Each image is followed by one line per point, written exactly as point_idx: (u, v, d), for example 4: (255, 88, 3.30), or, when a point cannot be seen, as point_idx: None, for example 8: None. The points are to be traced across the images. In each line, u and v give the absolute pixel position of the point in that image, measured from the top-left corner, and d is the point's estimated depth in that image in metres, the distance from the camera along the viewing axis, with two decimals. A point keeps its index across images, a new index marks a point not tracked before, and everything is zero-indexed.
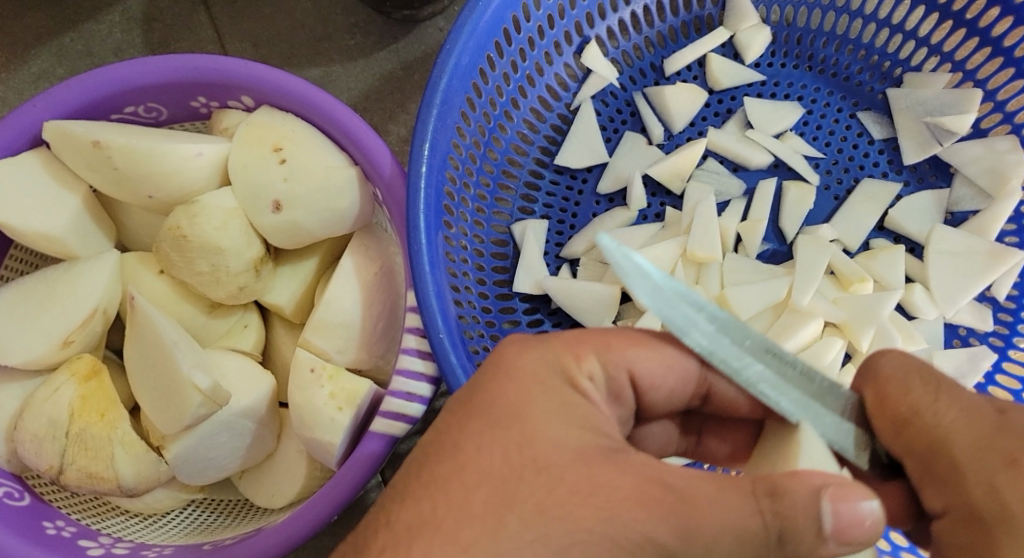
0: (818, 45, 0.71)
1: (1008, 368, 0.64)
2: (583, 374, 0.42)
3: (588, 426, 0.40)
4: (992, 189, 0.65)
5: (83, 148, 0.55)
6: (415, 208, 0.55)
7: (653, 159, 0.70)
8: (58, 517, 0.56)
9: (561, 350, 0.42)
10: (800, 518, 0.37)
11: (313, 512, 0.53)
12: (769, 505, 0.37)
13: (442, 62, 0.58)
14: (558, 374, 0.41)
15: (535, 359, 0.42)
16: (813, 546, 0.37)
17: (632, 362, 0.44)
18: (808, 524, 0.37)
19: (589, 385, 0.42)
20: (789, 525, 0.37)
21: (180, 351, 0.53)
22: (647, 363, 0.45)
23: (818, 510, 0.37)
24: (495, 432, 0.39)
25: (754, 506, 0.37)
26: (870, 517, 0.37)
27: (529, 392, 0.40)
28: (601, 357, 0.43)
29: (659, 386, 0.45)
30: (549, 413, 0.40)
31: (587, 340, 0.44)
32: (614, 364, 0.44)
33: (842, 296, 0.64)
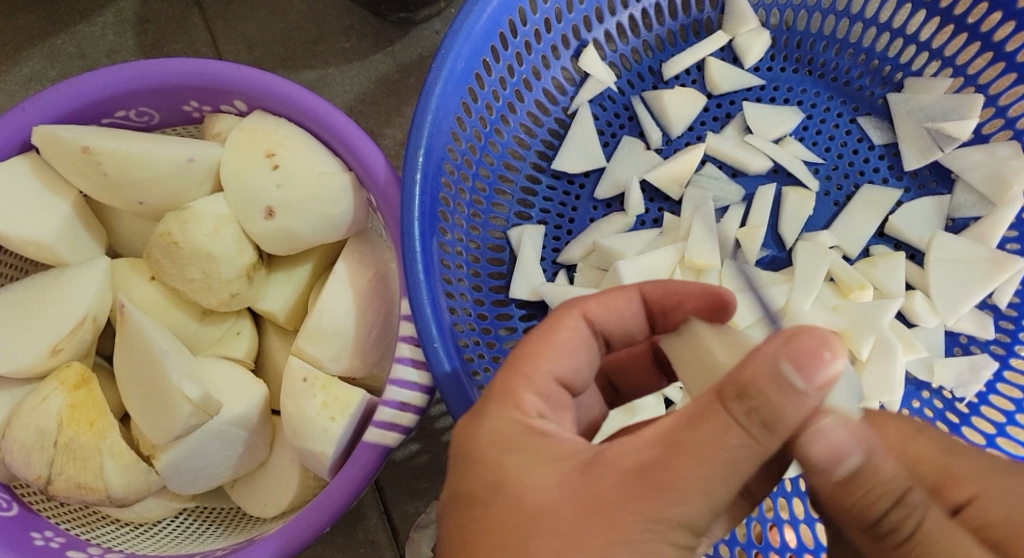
0: (818, 49, 0.70)
1: (1009, 376, 0.63)
2: (531, 414, 0.41)
3: (561, 456, 0.39)
4: (993, 196, 0.65)
5: (72, 154, 0.54)
6: (409, 215, 0.55)
7: (651, 164, 0.69)
8: (46, 528, 0.56)
9: (498, 410, 0.41)
10: (771, 397, 0.34)
11: (303, 526, 0.52)
12: (739, 406, 0.35)
13: (437, 67, 0.57)
14: (514, 428, 0.41)
15: (490, 426, 0.41)
16: (801, 410, 0.35)
17: (549, 369, 0.43)
18: (780, 397, 0.34)
19: (542, 422, 0.41)
20: (771, 411, 0.34)
21: (170, 360, 0.52)
22: (557, 363, 0.44)
23: (783, 380, 0.34)
24: (486, 510, 0.39)
25: (724, 418, 0.35)
26: (828, 352, 0.34)
27: (501, 449, 0.40)
28: (532, 390, 0.42)
29: (577, 368, 0.45)
30: (527, 465, 0.39)
31: (509, 387, 0.42)
32: (541, 384, 0.43)
33: (841, 304, 0.64)
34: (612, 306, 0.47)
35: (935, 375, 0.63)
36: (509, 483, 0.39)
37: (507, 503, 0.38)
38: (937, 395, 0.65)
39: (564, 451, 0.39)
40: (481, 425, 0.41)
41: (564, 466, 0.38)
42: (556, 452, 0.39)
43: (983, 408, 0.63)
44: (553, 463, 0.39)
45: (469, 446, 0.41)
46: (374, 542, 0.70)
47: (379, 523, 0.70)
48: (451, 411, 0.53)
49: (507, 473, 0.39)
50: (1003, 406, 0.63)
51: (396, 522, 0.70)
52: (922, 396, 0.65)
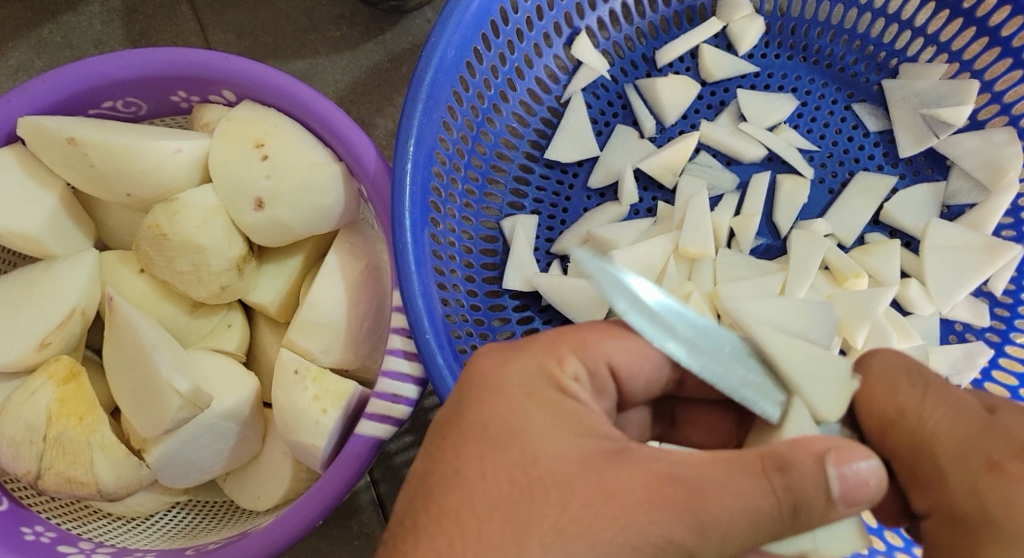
0: (812, 35, 0.70)
1: (1005, 364, 0.63)
2: (568, 375, 0.41)
3: (587, 432, 0.39)
4: (989, 182, 0.64)
5: (58, 146, 0.54)
6: (400, 206, 0.54)
7: (645, 152, 0.69)
8: (37, 522, 0.55)
9: (539, 355, 0.41)
10: (808, 486, 0.36)
11: (299, 515, 0.52)
12: (779, 479, 0.36)
13: (427, 56, 0.57)
14: (544, 382, 0.40)
15: (518, 370, 0.40)
16: (826, 515, 0.37)
17: (610, 355, 0.43)
18: (817, 494, 0.36)
19: (576, 387, 0.41)
20: (804, 498, 0.36)
21: (159, 353, 0.52)
22: (623, 355, 0.43)
23: (824, 478, 0.36)
24: (496, 452, 0.38)
25: (763, 485, 0.36)
26: (873, 478, 0.37)
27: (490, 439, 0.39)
28: (580, 358, 0.42)
29: (638, 373, 0.44)
30: (549, 424, 0.39)
31: (563, 340, 0.42)
32: (592, 361, 0.43)
33: (837, 292, 0.63)
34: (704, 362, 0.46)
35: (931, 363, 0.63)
36: (527, 434, 0.39)
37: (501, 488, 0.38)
38: None
39: (595, 429, 0.39)
40: (507, 368, 0.41)
41: (559, 454, 0.38)
42: (583, 427, 0.39)
43: None
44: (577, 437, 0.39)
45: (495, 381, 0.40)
46: (369, 535, 0.69)
47: (374, 516, 0.70)
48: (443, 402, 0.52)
49: (528, 426, 0.39)
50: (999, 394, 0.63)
51: (390, 515, 0.69)
52: None
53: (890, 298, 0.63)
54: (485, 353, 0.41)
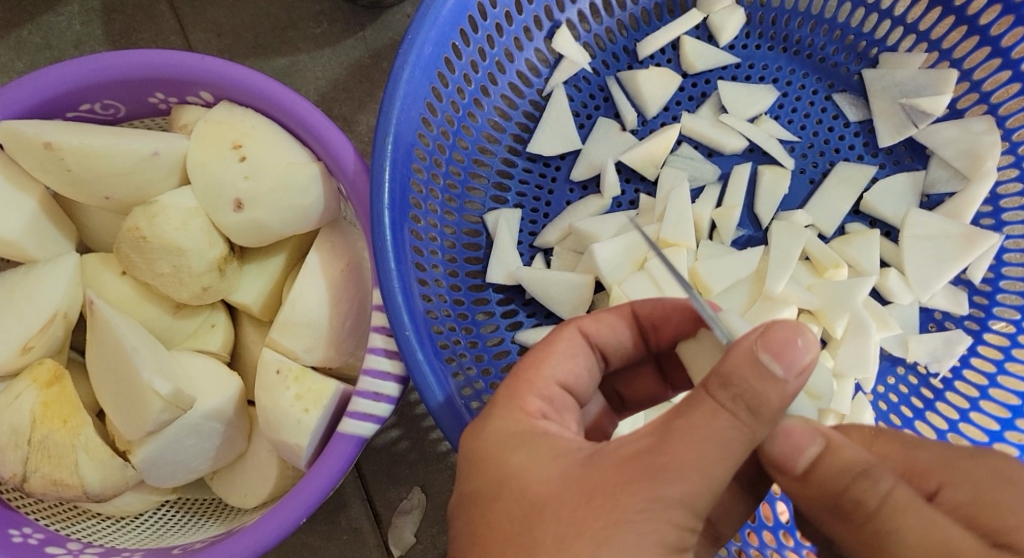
0: (793, 26, 0.69)
1: (984, 351, 0.64)
2: (535, 414, 0.43)
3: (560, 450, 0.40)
4: (968, 170, 0.65)
5: (35, 150, 0.54)
6: (379, 204, 0.54)
7: (626, 145, 0.69)
8: (25, 524, 0.56)
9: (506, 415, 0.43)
10: (753, 384, 0.36)
11: (285, 514, 0.52)
12: (724, 393, 0.37)
13: (404, 53, 0.57)
14: (517, 427, 0.42)
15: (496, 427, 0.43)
16: (783, 394, 0.37)
17: (553, 374, 0.45)
18: (762, 383, 0.36)
19: (546, 422, 0.43)
20: (752, 394, 0.36)
21: (140, 356, 0.52)
22: (561, 368, 0.45)
23: (761, 366, 0.36)
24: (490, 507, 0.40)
25: (710, 403, 0.37)
26: (799, 339, 0.36)
27: (492, 457, 0.42)
28: (536, 394, 0.44)
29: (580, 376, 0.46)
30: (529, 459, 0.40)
31: (511, 391, 0.44)
32: (544, 388, 0.45)
33: (817, 282, 0.64)
34: (608, 323, 0.49)
35: (910, 351, 0.64)
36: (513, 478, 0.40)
37: (498, 500, 0.40)
38: (912, 371, 0.65)
39: (565, 447, 0.40)
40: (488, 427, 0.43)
41: None
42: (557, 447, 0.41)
43: (957, 384, 0.64)
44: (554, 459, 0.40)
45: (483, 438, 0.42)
46: (357, 529, 0.70)
47: (360, 510, 0.70)
48: (424, 398, 0.53)
49: (512, 469, 0.41)
50: (977, 380, 0.63)
51: (377, 508, 0.70)
52: (898, 373, 0.65)
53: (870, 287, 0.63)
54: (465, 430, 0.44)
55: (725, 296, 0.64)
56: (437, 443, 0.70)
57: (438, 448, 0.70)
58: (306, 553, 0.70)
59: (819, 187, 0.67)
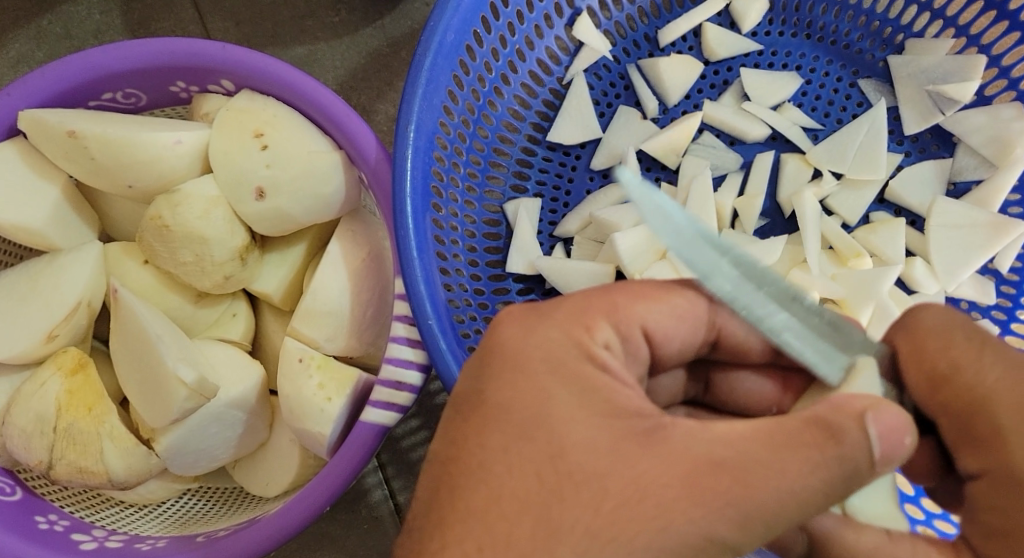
0: (817, 12, 0.68)
1: (1011, 341, 0.63)
2: (599, 343, 0.39)
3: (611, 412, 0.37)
4: (996, 158, 0.64)
5: (58, 138, 0.54)
6: (401, 191, 0.54)
7: (647, 134, 0.68)
8: (50, 511, 0.56)
9: (570, 328, 0.39)
10: (857, 448, 0.35)
11: (308, 501, 0.52)
12: (830, 447, 0.35)
13: (426, 41, 0.56)
14: (574, 351, 0.39)
15: (554, 339, 0.39)
16: (873, 471, 0.36)
17: (643, 318, 0.41)
18: (865, 452, 0.35)
19: (606, 355, 0.39)
20: (858, 461, 0.35)
21: (164, 344, 0.52)
22: (658, 316, 0.42)
23: (870, 437, 0.35)
24: (519, 444, 0.37)
25: (813, 456, 0.35)
26: (907, 435, 0.36)
27: (535, 385, 0.38)
28: (611, 321, 0.40)
29: (674, 336, 0.43)
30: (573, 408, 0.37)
31: (596, 305, 0.40)
32: (627, 325, 0.41)
33: (840, 271, 0.63)
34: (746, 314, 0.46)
35: None
36: (551, 421, 0.37)
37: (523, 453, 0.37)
38: None
39: (621, 407, 0.37)
40: (534, 337, 0.39)
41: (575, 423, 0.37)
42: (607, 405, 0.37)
43: None
44: (603, 417, 0.37)
45: (527, 358, 0.39)
46: (378, 518, 0.70)
47: (381, 499, 0.70)
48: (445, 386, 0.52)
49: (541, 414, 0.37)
50: None
51: (398, 497, 0.70)
52: None
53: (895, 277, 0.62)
54: (508, 322, 0.39)
55: None
56: None
57: None
58: (328, 542, 0.70)
59: (842, 176, 0.66)
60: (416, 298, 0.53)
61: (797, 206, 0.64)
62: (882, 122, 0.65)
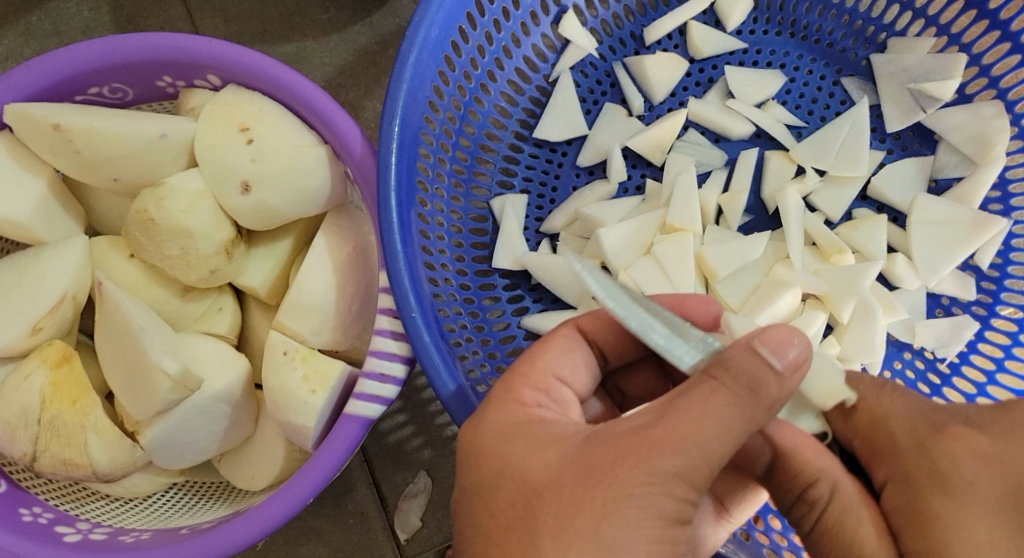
0: (801, 10, 0.69)
1: (991, 337, 0.64)
2: (531, 404, 0.44)
3: (556, 438, 0.41)
4: (976, 156, 0.64)
5: (44, 132, 0.54)
6: (386, 185, 0.54)
7: (633, 131, 0.69)
8: (34, 504, 0.56)
9: (504, 403, 0.44)
10: (750, 367, 0.38)
11: (293, 492, 0.52)
12: (725, 374, 0.39)
13: (411, 35, 0.57)
14: (514, 418, 0.43)
15: (494, 417, 0.43)
16: (782, 387, 0.39)
17: (549, 367, 0.46)
18: (763, 370, 0.38)
19: (540, 411, 0.43)
20: (752, 374, 0.38)
21: (148, 336, 0.52)
22: (558, 360, 0.47)
23: (762, 358, 0.39)
24: (491, 497, 0.40)
25: (710, 384, 0.38)
26: (796, 340, 0.40)
27: (501, 446, 0.42)
28: (531, 385, 0.45)
29: (577, 368, 0.48)
30: (524, 450, 0.41)
31: (515, 382, 0.45)
32: (540, 381, 0.46)
33: (823, 267, 0.64)
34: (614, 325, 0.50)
35: (917, 337, 0.63)
36: (511, 468, 0.40)
37: (508, 488, 0.40)
38: (918, 356, 0.65)
39: (561, 433, 0.41)
40: (486, 420, 0.43)
41: (538, 458, 0.40)
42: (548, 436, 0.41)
43: (963, 368, 0.64)
44: (547, 445, 0.40)
45: (486, 429, 0.43)
46: (363, 513, 0.70)
47: (367, 494, 0.70)
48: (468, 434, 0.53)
49: (510, 459, 0.41)
50: (984, 366, 0.63)
51: (383, 492, 0.70)
52: (904, 358, 0.65)
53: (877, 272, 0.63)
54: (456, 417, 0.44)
55: (736, 279, 0.64)
56: (443, 427, 0.71)
57: (444, 432, 0.71)
58: (313, 537, 0.70)
59: (825, 173, 0.67)
60: (401, 292, 0.53)
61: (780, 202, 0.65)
62: (864, 121, 0.66)
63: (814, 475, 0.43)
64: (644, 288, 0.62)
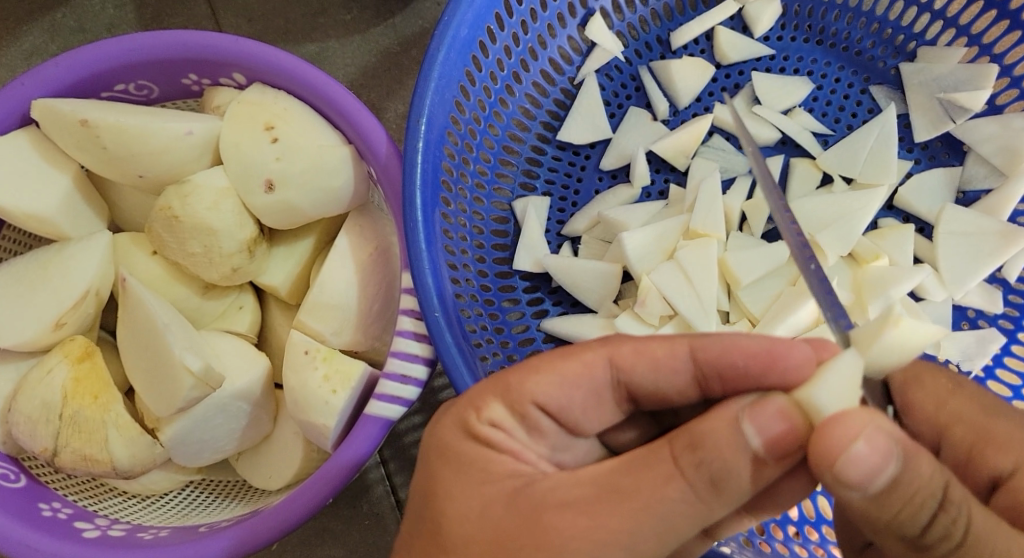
0: (829, 18, 0.69)
1: (1017, 351, 0.63)
2: (485, 422, 0.42)
3: (488, 477, 0.40)
4: (1006, 168, 0.63)
5: (70, 127, 0.54)
6: (411, 185, 0.54)
7: (657, 135, 0.69)
8: (53, 499, 0.56)
9: (461, 412, 0.43)
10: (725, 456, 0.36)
11: (312, 493, 0.52)
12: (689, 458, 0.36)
13: (440, 35, 0.56)
14: (459, 432, 0.42)
15: (445, 426, 0.43)
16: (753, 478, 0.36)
17: (535, 392, 0.42)
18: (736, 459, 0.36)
19: (492, 432, 0.42)
20: (723, 465, 0.36)
21: (172, 333, 0.52)
22: (549, 388, 0.42)
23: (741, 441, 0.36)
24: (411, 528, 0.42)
25: (668, 468, 0.36)
26: (855, 442, 0.34)
27: (439, 470, 0.42)
28: (503, 400, 0.42)
29: (569, 405, 0.42)
30: (455, 486, 0.41)
31: (489, 388, 0.43)
32: (518, 402, 0.42)
33: (861, 277, 0.63)
34: (652, 357, 0.43)
35: (942, 349, 0.63)
36: (437, 503, 0.41)
37: (431, 527, 0.40)
38: (943, 368, 0.64)
39: (495, 473, 0.40)
40: (438, 428, 0.43)
41: (461, 501, 0.40)
42: (484, 471, 0.41)
43: (989, 383, 0.63)
44: (478, 485, 0.40)
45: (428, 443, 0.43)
46: (379, 515, 0.70)
47: (383, 495, 0.70)
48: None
49: (440, 487, 0.41)
50: (1011, 381, 0.63)
51: (399, 493, 0.70)
52: None
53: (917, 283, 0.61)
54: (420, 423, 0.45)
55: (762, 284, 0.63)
56: None
57: None
58: (328, 537, 0.70)
59: (854, 181, 0.66)
60: (423, 290, 0.53)
61: (802, 208, 0.64)
62: (892, 128, 0.65)
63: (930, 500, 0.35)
64: (668, 294, 0.62)
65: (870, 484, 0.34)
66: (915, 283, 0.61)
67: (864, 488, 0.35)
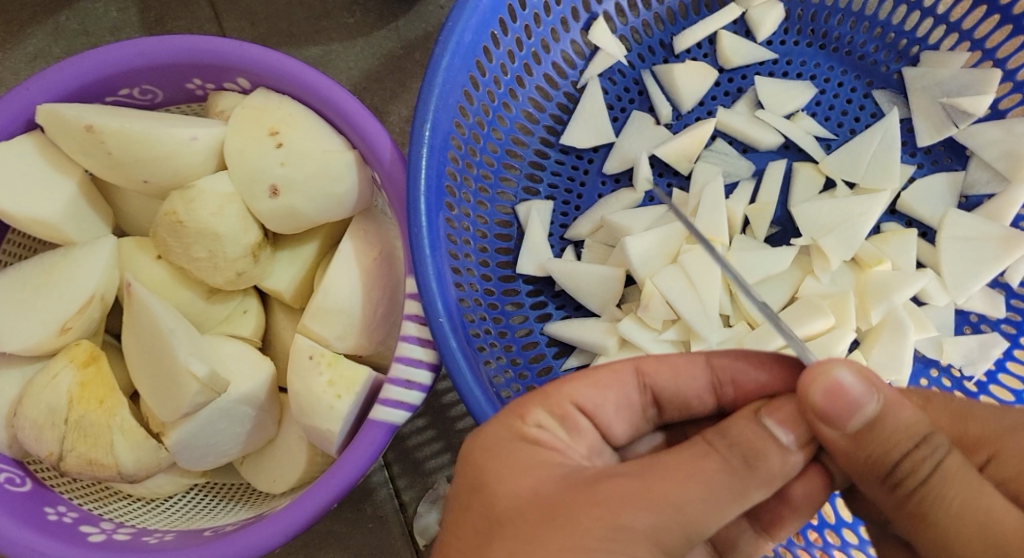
0: (832, 23, 0.69)
1: (1019, 355, 0.63)
2: (531, 424, 0.43)
3: (545, 464, 0.41)
4: (1008, 173, 0.64)
5: (75, 132, 0.54)
6: (415, 190, 0.54)
7: (660, 139, 0.69)
8: (59, 503, 0.56)
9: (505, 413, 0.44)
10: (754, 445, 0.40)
11: (317, 498, 0.52)
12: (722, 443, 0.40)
13: (444, 41, 0.57)
14: (507, 432, 0.43)
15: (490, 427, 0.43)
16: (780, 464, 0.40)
17: (574, 394, 0.45)
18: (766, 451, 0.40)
19: (538, 431, 0.43)
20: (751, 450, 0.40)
21: (177, 338, 0.53)
22: (585, 392, 0.45)
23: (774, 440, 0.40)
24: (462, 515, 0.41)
25: (704, 449, 0.40)
26: (848, 372, 0.39)
27: (486, 461, 0.42)
28: (544, 405, 0.44)
29: (603, 404, 0.46)
30: (504, 469, 0.41)
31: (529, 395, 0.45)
32: (557, 404, 0.44)
33: (865, 281, 0.63)
34: (672, 365, 0.47)
35: (945, 353, 0.63)
36: (488, 491, 0.41)
37: (482, 505, 0.40)
38: (945, 373, 0.64)
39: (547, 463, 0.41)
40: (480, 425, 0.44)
41: (514, 486, 0.40)
42: (533, 462, 0.41)
43: (991, 388, 0.63)
44: (529, 471, 0.41)
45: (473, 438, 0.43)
46: (382, 517, 0.70)
47: (386, 498, 0.71)
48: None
49: (489, 476, 0.41)
50: (1013, 385, 0.63)
51: (402, 496, 0.70)
52: (931, 374, 0.64)
53: (919, 289, 0.62)
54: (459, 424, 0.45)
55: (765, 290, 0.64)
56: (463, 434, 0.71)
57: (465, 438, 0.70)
58: (332, 540, 0.70)
59: (856, 186, 0.66)
60: (428, 295, 0.53)
61: (803, 212, 0.64)
62: (895, 132, 0.66)
63: (918, 441, 0.39)
64: (672, 299, 0.62)
65: (851, 419, 0.39)
66: (918, 288, 0.61)
67: (843, 426, 0.39)
